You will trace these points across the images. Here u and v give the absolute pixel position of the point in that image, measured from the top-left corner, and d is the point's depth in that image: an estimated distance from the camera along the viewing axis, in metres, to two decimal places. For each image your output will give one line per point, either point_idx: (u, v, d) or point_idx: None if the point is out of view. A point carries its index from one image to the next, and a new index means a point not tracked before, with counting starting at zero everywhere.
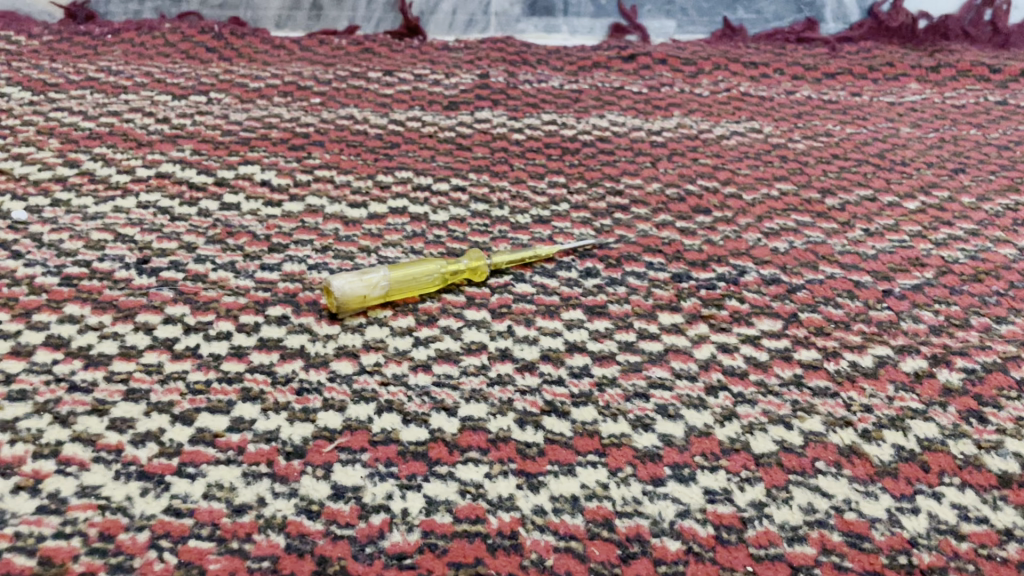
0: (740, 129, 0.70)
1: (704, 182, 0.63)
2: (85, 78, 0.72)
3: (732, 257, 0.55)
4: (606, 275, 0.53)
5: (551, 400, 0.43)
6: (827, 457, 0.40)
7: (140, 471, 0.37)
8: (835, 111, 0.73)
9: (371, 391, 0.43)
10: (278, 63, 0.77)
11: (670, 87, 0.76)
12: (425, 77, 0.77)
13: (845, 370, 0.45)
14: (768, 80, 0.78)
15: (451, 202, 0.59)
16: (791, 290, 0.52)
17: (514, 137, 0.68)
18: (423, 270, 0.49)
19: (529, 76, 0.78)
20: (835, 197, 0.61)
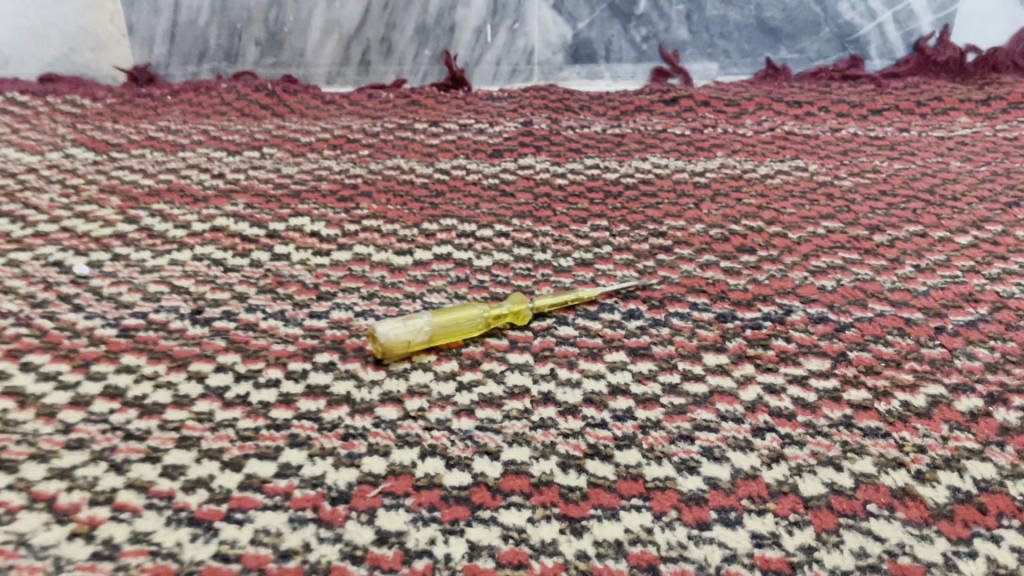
0: (784, 168, 0.69)
1: (749, 222, 0.62)
2: (145, 137, 0.75)
3: (778, 296, 0.54)
4: (649, 316, 0.52)
5: (594, 443, 0.43)
6: (879, 499, 0.39)
7: (190, 518, 0.38)
8: (882, 147, 0.72)
9: (415, 435, 0.43)
10: (328, 118, 0.80)
11: (713, 128, 0.77)
12: (470, 126, 0.78)
13: (897, 410, 0.44)
14: (812, 119, 0.77)
15: (494, 247, 0.60)
16: (839, 329, 0.51)
17: (557, 183, 0.69)
18: (465, 315, 0.50)
19: (572, 122, 0.79)
20: (884, 233, 0.60)
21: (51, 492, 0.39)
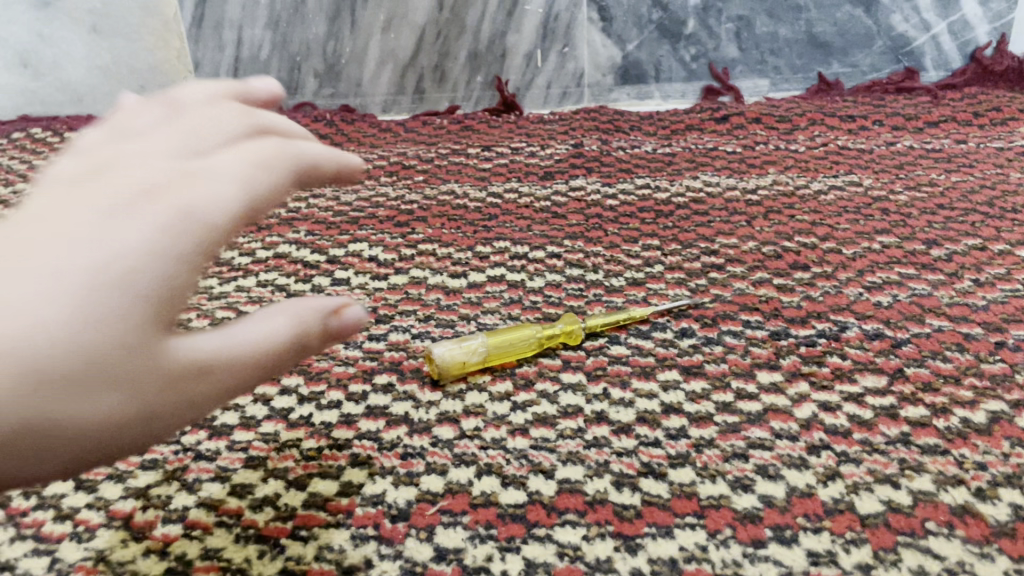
0: (838, 184, 0.69)
1: (802, 239, 0.62)
2: None
3: (833, 313, 0.54)
4: (702, 335, 0.53)
5: (648, 462, 0.43)
6: (938, 517, 0.39)
7: (258, 534, 0.40)
8: (938, 159, 0.71)
9: (471, 455, 0.44)
10: (384, 146, 0.82)
11: (765, 145, 0.77)
12: (522, 150, 0.80)
13: (955, 427, 0.44)
14: (866, 133, 0.77)
15: (547, 268, 0.61)
16: (896, 344, 0.50)
17: (608, 204, 0.69)
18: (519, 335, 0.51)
19: (622, 143, 0.80)
20: (941, 247, 0.59)
21: (128, 510, 0.41)
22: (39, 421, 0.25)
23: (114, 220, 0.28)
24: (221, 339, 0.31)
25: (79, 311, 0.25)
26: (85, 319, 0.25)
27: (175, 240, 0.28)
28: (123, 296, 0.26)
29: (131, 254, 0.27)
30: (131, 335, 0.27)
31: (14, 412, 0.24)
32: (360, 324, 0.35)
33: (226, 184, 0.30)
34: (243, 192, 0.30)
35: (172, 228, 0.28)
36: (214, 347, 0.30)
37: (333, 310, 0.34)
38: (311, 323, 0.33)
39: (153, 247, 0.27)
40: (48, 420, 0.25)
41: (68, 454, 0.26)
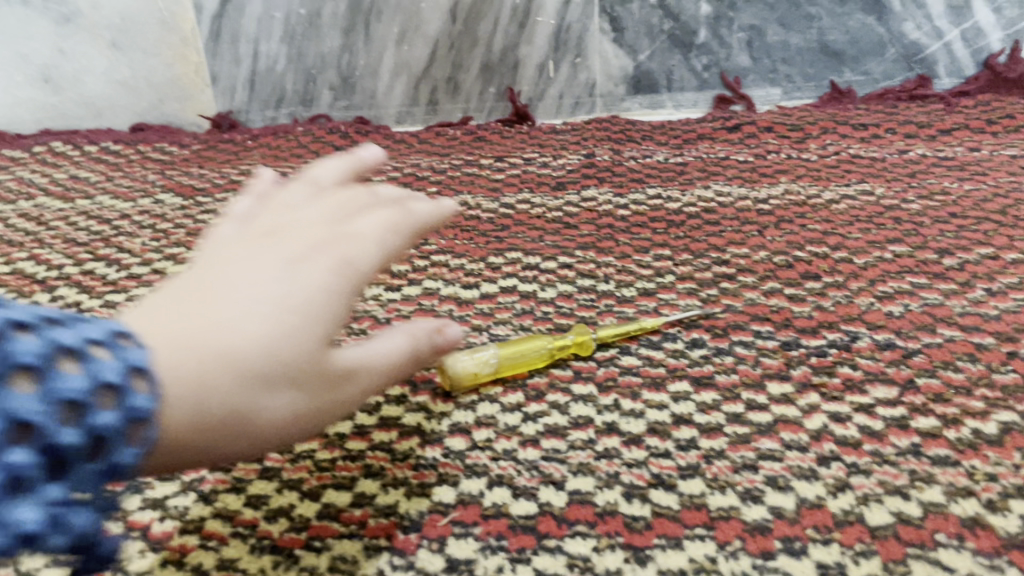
0: (850, 193, 0.69)
1: (814, 248, 0.62)
2: (228, 182, 0.80)
3: (844, 323, 0.54)
4: (712, 345, 0.53)
5: (658, 473, 0.44)
6: (948, 529, 0.39)
7: (273, 545, 0.40)
8: (952, 168, 0.71)
9: (483, 466, 0.45)
10: (398, 157, 0.83)
11: (777, 153, 0.77)
12: (534, 160, 0.80)
13: (966, 438, 0.44)
14: (879, 141, 0.77)
15: (558, 279, 0.61)
16: (907, 355, 0.50)
17: (619, 214, 0.70)
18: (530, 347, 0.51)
19: (634, 153, 0.80)
20: (953, 257, 0.59)
21: (146, 521, 0.42)
22: (235, 412, 0.30)
23: (288, 264, 0.34)
24: (359, 352, 0.36)
25: (271, 325, 0.31)
26: (273, 332, 0.31)
27: (337, 279, 0.34)
28: (302, 317, 0.32)
29: (306, 287, 0.33)
30: (308, 347, 0.32)
31: (219, 404, 0.29)
32: (458, 343, 0.42)
33: (367, 239, 0.37)
34: (381, 246, 0.37)
35: (332, 271, 0.34)
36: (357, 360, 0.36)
37: (434, 330, 0.41)
38: (424, 347, 0.40)
39: (324, 284, 0.33)
40: (241, 412, 0.30)
41: (249, 444, 0.31)
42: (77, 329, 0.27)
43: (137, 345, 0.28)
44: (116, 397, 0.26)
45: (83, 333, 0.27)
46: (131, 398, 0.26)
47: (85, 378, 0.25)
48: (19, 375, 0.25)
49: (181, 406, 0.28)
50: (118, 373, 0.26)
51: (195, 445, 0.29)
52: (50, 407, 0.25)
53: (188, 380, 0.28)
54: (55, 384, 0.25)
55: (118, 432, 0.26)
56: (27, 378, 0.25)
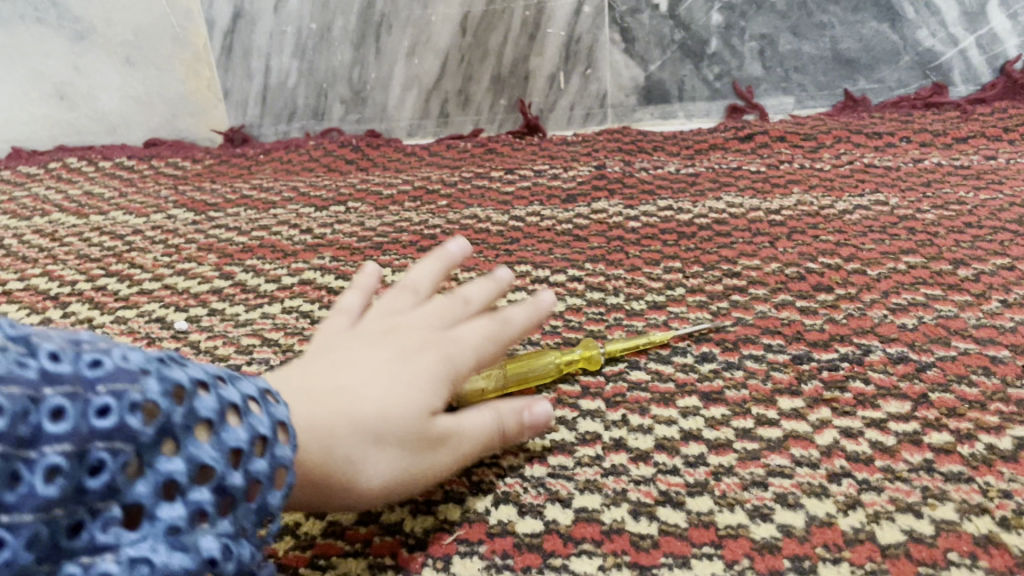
0: (863, 203, 0.68)
1: (826, 260, 0.61)
2: (240, 196, 0.81)
3: (857, 335, 0.53)
4: (722, 359, 0.52)
5: (666, 490, 0.43)
6: (960, 548, 0.38)
7: (278, 563, 0.40)
8: (967, 176, 0.70)
9: (489, 482, 0.44)
10: (409, 170, 0.83)
11: (789, 163, 0.76)
12: (544, 172, 0.80)
13: (981, 453, 0.43)
14: (893, 150, 0.76)
15: (567, 292, 0.61)
16: (920, 368, 0.50)
17: (630, 226, 0.69)
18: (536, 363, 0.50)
19: (645, 163, 0.80)
20: (968, 267, 0.59)
21: None
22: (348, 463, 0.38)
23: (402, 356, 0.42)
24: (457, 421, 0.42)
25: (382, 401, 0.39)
26: (386, 403, 0.39)
27: (439, 368, 0.42)
28: (405, 393, 0.40)
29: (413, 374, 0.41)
30: (414, 417, 0.40)
31: (338, 452, 0.37)
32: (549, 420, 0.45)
33: (470, 339, 0.44)
34: (480, 347, 0.45)
35: (439, 361, 0.42)
36: (461, 430, 0.42)
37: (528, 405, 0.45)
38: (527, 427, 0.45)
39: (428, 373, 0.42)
40: (350, 466, 0.38)
41: (361, 494, 0.39)
42: (234, 390, 0.33)
43: (281, 402, 0.35)
44: (267, 447, 0.32)
45: (239, 393, 0.33)
46: (277, 448, 0.33)
47: (248, 430, 0.32)
48: (200, 427, 0.30)
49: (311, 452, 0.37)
50: (267, 427, 0.33)
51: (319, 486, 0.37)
52: (225, 454, 0.30)
53: (312, 435, 0.37)
54: (225, 434, 0.31)
55: (268, 477, 0.32)
56: (206, 430, 0.30)
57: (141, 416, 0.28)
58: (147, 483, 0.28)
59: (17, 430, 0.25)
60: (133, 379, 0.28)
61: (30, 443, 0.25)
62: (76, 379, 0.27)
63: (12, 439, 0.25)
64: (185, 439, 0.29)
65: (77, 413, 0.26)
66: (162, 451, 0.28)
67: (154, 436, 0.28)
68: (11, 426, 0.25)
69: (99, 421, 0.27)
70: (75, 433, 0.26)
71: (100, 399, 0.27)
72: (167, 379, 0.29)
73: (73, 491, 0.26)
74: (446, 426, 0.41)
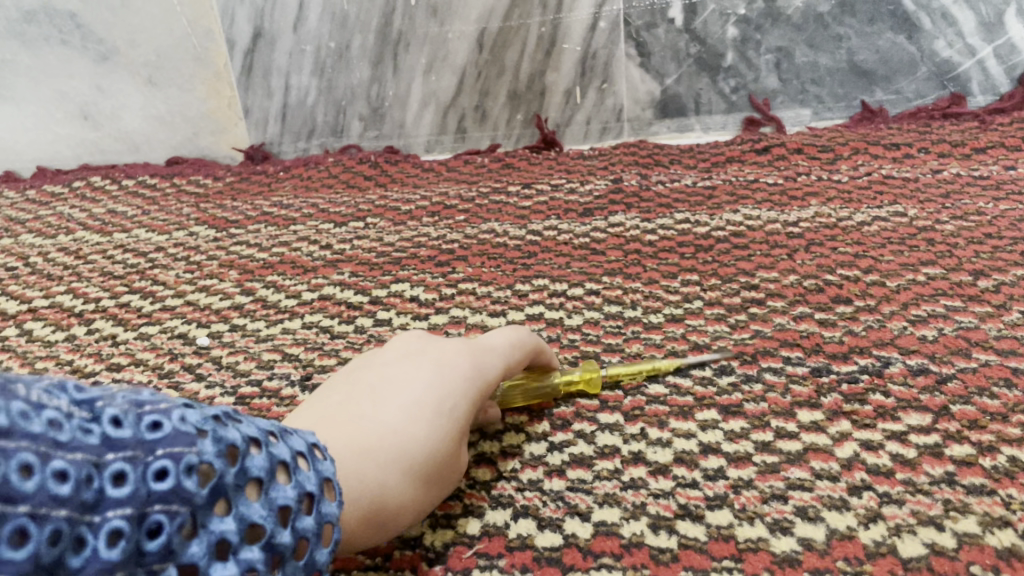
0: (882, 214, 0.68)
1: (845, 271, 0.61)
2: (261, 213, 0.82)
3: (876, 347, 0.53)
4: (741, 372, 0.52)
5: (685, 503, 0.43)
6: (983, 561, 0.38)
7: None
8: (987, 187, 0.70)
9: (508, 497, 0.45)
10: (427, 186, 0.84)
11: (807, 175, 0.76)
12: (561, 186, 0.80)
13: (1002, 466, 0.43)
14: (912, 161, 0.75)
15: (585, 305, 0.61)
16: (941, 380, 0.49)
17: (647, 239, 0.70)
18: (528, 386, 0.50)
19: (662, 177, 0.80)
20: (989, 278, 0.58)
21: None
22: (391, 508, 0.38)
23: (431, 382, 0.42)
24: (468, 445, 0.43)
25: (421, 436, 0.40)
26: (429, 436, 0.40)
27: (468, 392, 0.43)
28: (441, 425, 0.40)
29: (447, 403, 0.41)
30: (447, 447, 0.41)
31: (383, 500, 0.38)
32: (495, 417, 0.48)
33: (490, 360, 0.45)
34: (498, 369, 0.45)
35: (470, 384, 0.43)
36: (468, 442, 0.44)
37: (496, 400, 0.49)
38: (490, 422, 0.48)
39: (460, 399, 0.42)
40: (393, 511, 0.38)
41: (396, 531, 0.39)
42: (283, 447, 0.33)
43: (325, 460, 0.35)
44: (314, 503, 0.32)
45: (287, 449, 0.33)
46: (323, 504, 0.33)
47: (297, 487, 0.32)
48: (252, 484, 0.30)
49: (358, 499, 0.37)
50: (314, 483, 0.33)
51: (365, 533, 0.37)
52: (274, 512, 0.30)
53: (357, 480, 0.37)
54: (276, 493, 0.31)
55: (315, 534, 0.32)
56: (257, 488, 0.30)
57: (197, 477, 0.28)
58: (200, 542, 0.28)
59: (83, 494, 0.24)
60: (191, 442, 0.28)
61: (94, 507, 0.25)
62: (137, 444, 0.27)
63: (77, 504, 0.24)
64: (237, 497, 0.29)
65: (138, 476, 0.26)
66: (216, 511, 0.28)
67: (208, 497, 0.28)
68: (79, 490, 0.24)
69: (159, 484, 0.26)
70: (136, 497, 0.26)
71: (159, 462, 0.27)
72: (223, 440, 0.29)
73: (133, 553, 0.25)
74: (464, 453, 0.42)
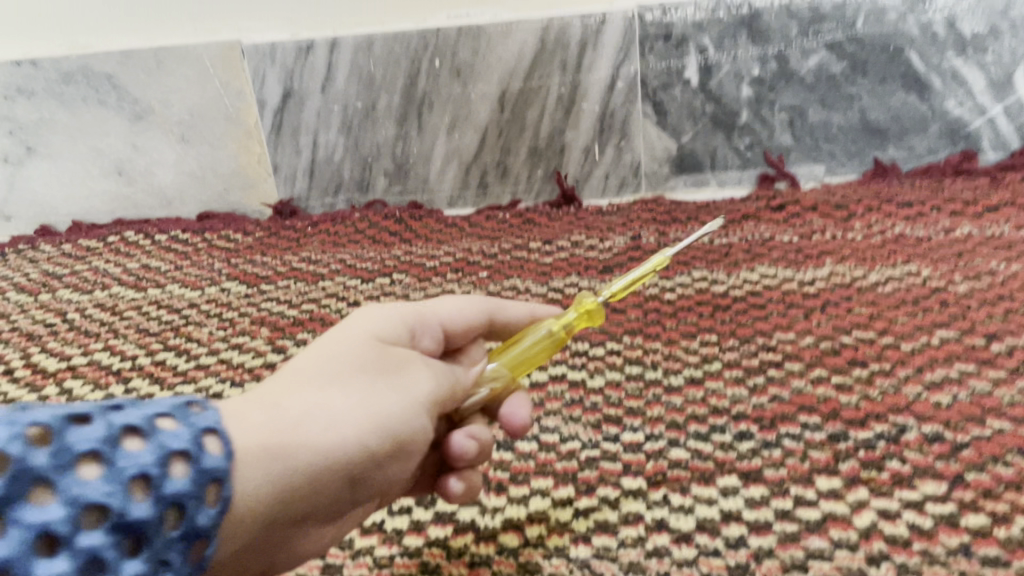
0: (896, 274, 0.70)
1: (860, 333, 0.63)
2: (290, 269, 0.84)
3: (892, 413, 0.54)
4: (760, 437, 0.54)
5: (708, 572, 0.44)
6: None
7: None
8: (999, 247, 0.71)
9: (535, 564, 0.46)
10: (450, 242, 0.86)
11: (821, 233, 0.78)
12: (581, 243, 0.82)
13: (1017, 536, 0.44)
14: (925, 219, 0.77)
15: (607, 366, 0.63)
16: (956, 448, 0.51)
17: (666, 297, 0.71)
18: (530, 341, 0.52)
19: (679, 234, 0.82)
20: (1001, 341, 0.60)
21: None
22: (298, 429, 0.37)
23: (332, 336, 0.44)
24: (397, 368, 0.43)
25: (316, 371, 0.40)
26: (319, 369, 0.41)
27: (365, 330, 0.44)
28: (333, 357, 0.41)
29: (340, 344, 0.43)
30: (355, 377, 0.41)
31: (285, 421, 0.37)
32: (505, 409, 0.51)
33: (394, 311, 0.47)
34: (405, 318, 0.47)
35: (375, 335, 0.44)
36: (403, 371, 0.43)
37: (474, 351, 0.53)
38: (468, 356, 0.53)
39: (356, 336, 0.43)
40: (299, 431, 0.37)
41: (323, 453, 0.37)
42: (134, 414, 0.33)
43: (205, 411, 0.35)
44: (180, 464, 0.32)
45: (142, 416, 0.33)
46: (196, 463, 0.33)
47: (153, 453, 0.32)
48: (83, 462, 0.30)
49: (268, 434, 0.36)
50: (180, 442, 0.33)
51: (280, 461, 0.36)
52: (117, 484, 0.30)
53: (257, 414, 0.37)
54: (118, 464, 0.31)
55: (184, 493, 0.32)
56: (89, 465, 0.30)
57: None
58: (19, 542, 0.27)
59: None
60: None
61: None
62: None
63: None
64: (66, 476, 0.29)
65: None
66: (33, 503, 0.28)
67: (16, 491, 0.28)
68: None
69: None
70: None
71: None
72: (30, 431, 0.29)
73: None
74: (384, 374, 0.42)
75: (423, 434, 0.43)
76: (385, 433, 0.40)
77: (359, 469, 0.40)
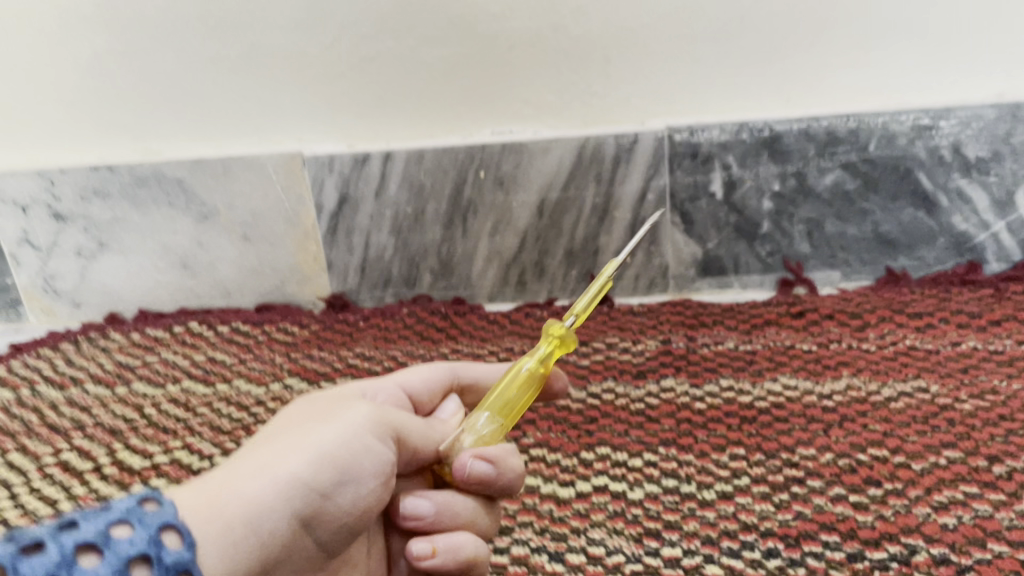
0: (907, 389, 0.76)
1: (874, 451, 0.69)
2: (346, 365, 0.91)
3: (904, 534, 0.61)
4: (786, 555, 0.60)
5: None
6: None
7: None
8: (1001, 363, 0.78)
9: None
10: (493, 339, 0.94)
11: (838, 343, 0.85)
12: (615, 345, 0.90)
13: None
14: (933, 331, 0.84)
15: (645, 477, 0.70)
16: (960, 571, 0.57)
17: (696, 406, 0.78)
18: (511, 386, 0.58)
19: (707, 338, 0.89)
20: (1002, 463, 0.66)
21: None
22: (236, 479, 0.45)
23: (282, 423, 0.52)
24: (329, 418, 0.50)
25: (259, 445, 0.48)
26: (259, 443, 0.49)
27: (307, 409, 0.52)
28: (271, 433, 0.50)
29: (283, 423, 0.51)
30: (287, 435, 0.48)
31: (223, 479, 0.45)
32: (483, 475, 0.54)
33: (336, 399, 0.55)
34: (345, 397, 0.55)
35: (315, 409, 0.52)
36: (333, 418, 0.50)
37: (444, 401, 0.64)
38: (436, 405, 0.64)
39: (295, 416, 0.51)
40: (235, 480, 0.44)
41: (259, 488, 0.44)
42: (86, 531, 0.38)
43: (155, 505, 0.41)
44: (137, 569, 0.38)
45: (93, 531, 0.38)
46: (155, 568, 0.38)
47: (112, 564, 0.37)
48: None
49: (205, 494, 0.43)
50: (135, 549, 0.38)
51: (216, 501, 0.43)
52: None
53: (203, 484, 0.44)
54: None
55: None
56: None
57: None
58: None
59: None
60: None
61: None
62: None
63: None
64: None
65: None
66: None
67: None
68: None
69: None
70: None
71: None
72: None
73: None
74: (315, 424, 0.49)
75: (370, 456, 0.49)
76: (323, 461, 0.46)
77: (310, 500, 0.46)
